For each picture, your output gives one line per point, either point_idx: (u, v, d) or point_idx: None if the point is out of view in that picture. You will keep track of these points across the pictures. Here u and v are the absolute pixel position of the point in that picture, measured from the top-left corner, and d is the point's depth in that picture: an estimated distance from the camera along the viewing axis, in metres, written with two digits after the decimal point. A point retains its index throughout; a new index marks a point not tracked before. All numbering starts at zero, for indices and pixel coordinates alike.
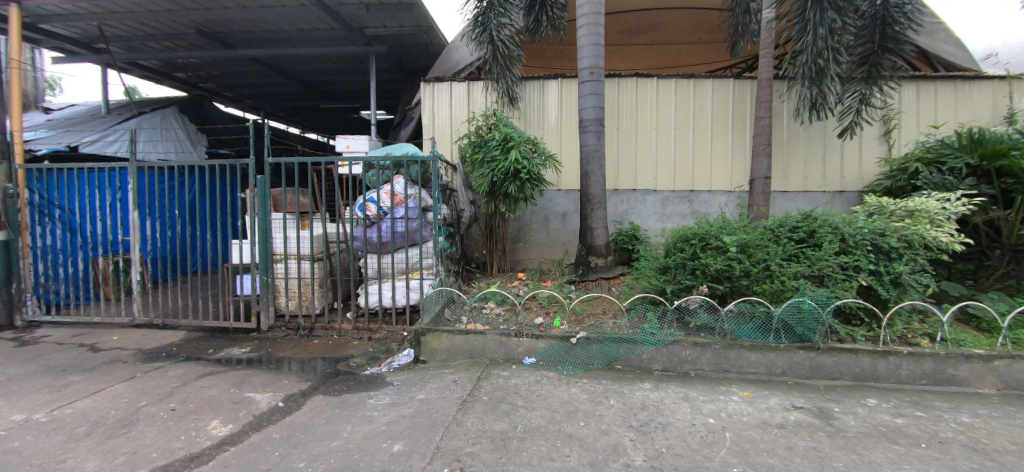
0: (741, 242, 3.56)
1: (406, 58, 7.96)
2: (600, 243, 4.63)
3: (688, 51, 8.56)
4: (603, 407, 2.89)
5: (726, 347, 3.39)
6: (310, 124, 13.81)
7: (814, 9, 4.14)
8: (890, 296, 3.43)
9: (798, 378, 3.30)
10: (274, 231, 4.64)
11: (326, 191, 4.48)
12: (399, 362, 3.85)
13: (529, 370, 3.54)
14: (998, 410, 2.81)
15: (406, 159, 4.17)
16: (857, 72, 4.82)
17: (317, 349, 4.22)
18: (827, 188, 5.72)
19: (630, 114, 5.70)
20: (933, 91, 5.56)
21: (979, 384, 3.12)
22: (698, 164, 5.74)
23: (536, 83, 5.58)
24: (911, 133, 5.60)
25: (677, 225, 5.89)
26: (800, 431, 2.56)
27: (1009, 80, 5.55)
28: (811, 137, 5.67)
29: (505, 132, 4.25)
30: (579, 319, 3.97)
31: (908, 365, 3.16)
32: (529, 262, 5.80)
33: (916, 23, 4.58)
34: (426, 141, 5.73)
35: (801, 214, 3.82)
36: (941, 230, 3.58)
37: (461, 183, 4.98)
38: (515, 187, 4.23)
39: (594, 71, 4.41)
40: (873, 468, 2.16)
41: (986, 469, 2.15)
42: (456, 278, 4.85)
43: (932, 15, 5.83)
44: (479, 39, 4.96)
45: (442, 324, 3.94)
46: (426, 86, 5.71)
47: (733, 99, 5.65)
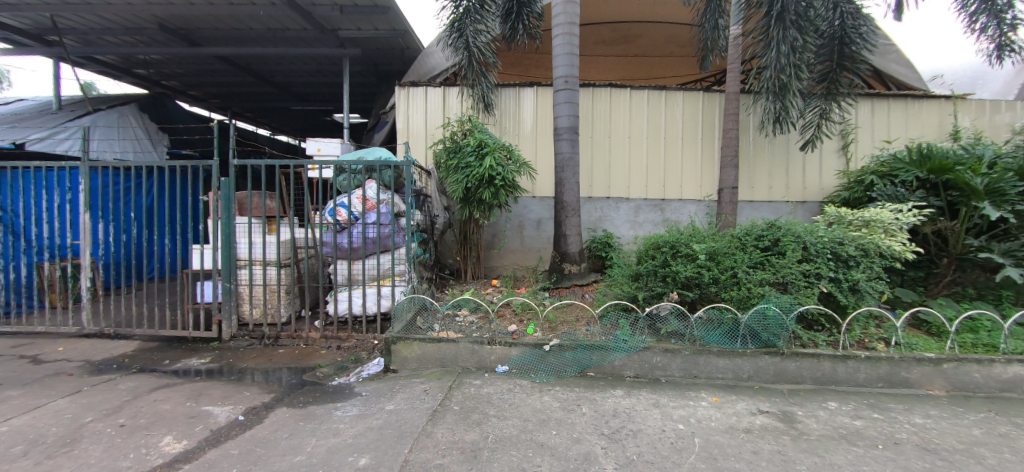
0: (710, 250, 3.64)
1: (381, 62, 7.87)
2: (574, 250, 4.64)
3: (660, 65, 8.82)
4: (575, 415, 2.88)
5: (695, 353, 3.44)
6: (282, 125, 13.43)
7: (777, 27, 4.31)
8: (848, 302, 3.56)
9: (763, 383, 3.37)
10: (239, 236, 4.46)
11: (293, 195, 4.32)
12: (369, 371, 3.73)
13: (502, 378, 3.49)
14: (947, 410, 2.95)
15: (379, 163, 4.05)
16: (817, 88, 5.06)
17: (281, 359, 4.05)
18: (789, 198, 5.96)
19: (604, 123, 5.79)
20: (886, 108, 5.89)
21: (930, 386, 3.27)
22: (669, 173, 5.87)
23: (511, 90, 5.60)
24: (866, 147, 5.90)
25: (649, 233, 6.00)
26: (766, 435, 2.62)
27: (954, 100, 5.93)
28: (775, 149, 5.90)
29: (480, 138, 4.23)
30: (552, 326, 3.95)
31: (865, 368, 3.29)
32: (503, 269, 5.76)
33: (870, 44, 4.82)
34: (400, 146, 5.65)
35: (766, 223, 3.91)
36: (895, 240, 3.75)
37: (436, 189, 4.93)
38: (489, 194, 4.20)
39: (568, 80, 4.46)
40: (833, 469, 2.23)
41: (937, 469, 2.25)
42: (429, 284, 4.75)
43: (885, 37, 6.20)
44: (455, 44, 4.95)
45: (413, 332, 3.84)
46: (401, 90, 5.64)
47: (703, 111, 5.83)
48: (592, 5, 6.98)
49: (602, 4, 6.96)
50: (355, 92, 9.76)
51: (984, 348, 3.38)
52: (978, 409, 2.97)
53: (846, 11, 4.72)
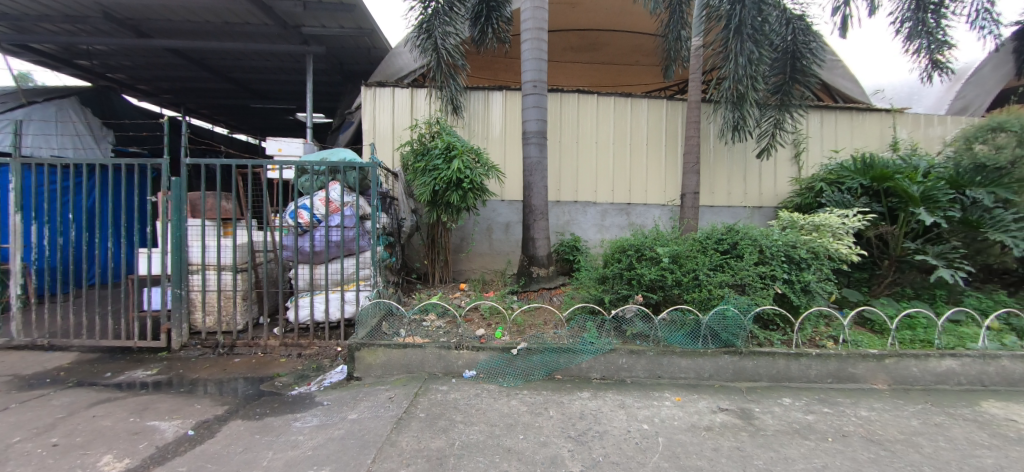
0: (672, 253, 3.74)
1: (347, 61, 7.69)
2: (542, 254, 4.66)
3: (625, 73, 9.07)
4: (542, 418, 2.87)
5: (659, 354, 3.51)
6: (242, 123, 12.86)
7: (735, 40, 4.51)
8: (800, 303, 3.74)
9: (723, 381, 3.49)
10: (190, 239, 4.23)
11: (250, 196, 4.13)
12: (331, 380, 3.60)
13: (469, 383, 3.45)
14: (889, 403, 3.15)
15: (343, 164, 3.93)
16: (772, 99, 5.32)
17: (237, 368, 3.84)
18: (747, 203, 6.23)
19: (573, 128, 5.87)
20: (833, 120, 6.28)
21: (874, 380, 3.47)
22: (635, 178, 6.02)
23: (480, 93, 5.59)
24: (816, 157, 6.26)
25: (615, 236, 6.12)
26: (725, 432, 2.70)
27: (894, 114, 6.38)
28: (733, 156, 6.17)
29: (448, 141, 4.19)
30: (520, 329, 3.94)
31: (816, 365, 3.46)
32: (471, 272, 5.72)
33: (819, 59, 5.12)
34: (366, 147, 5.52)
35: (725, 227, 4.06)
36: (842, 243, 3.98)
37: (403, 191, 4.84)
38: (457, 197, 4.16)
39: (536, 84, 4.49)
40: (788, 464, 2.33)
41: (881, 460, 2.39)
42: (395, 289, 4.65)
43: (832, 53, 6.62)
44: (424, 45, 4.90)
45: (378, 338, 3.72)
46: (367, 90, 5.53)
47: (666, 118, 6.03)
48: (560, 11, 7.10)
49: (570, 11, 7.09)
50: (321, 91, 9.49)
51: (921, 344, 3.63)
52: (916, 401, 3.18)
53: (797, 27, 5.00)
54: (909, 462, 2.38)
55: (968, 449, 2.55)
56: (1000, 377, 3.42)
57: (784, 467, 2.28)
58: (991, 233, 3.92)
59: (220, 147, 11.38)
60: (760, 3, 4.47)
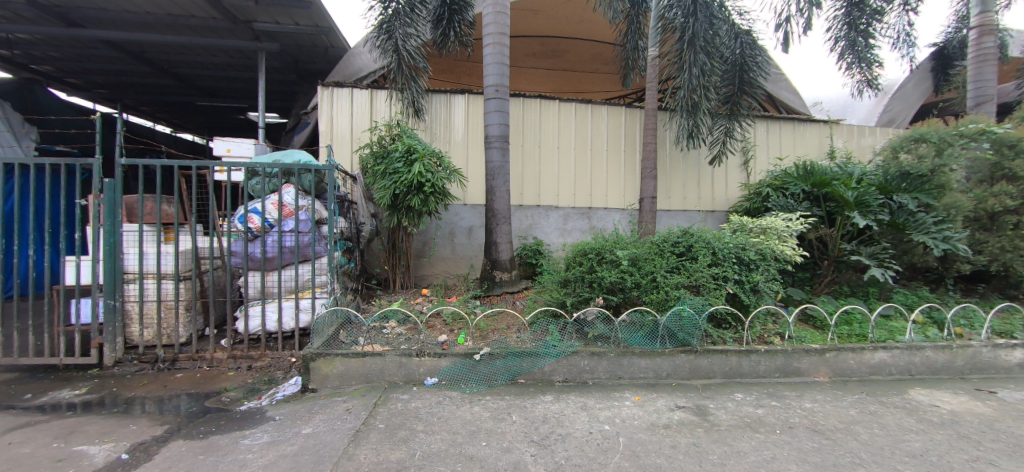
0: (631, 256, 3.83)
1: (304, 59, 7.43)
2: (505, 258, 4.65)
3: (587, 80, 9.30)
4: (505, 423, 2.85)
5: (619, 355, 3.58)
6: (189, 122, 12.08)
7: (689, 52, 4.72)
8: (750, 302, 3.93)
9: (680, 380, 3.60)
10: (126, 245, 3.90)
11: (194, 199, 3.87)
12: (284, 392, 3.42)
13: (431, 391, 3.37)
14: (830, 394, 3.36)
15: (297, 166, 3.76)
16: (722, 109, 5.60)
17: (180, 384, 3.58)
18: (701, 208, 6.51)
19: (536, 132, 5.93)
20: (778, 129, 6.69)
21: (817, 373, 3.68)
22: (596, 183, 6.15)
23: (442, 96, 5.54)
24: (763, 164, 6.64)
25: (577, 240, 6.21)
26: (682, 429, 2.78)
27: (831, 125, 6.89)
28: (688, 163, 6.43)
29: (409, 144, 4.11)
30: (483, 334, 3.90)
31: (765, 361, 3.64)
32: (434, 277, 5.62)
33: (765, 72, 5.45)
34: (322, 149, 5.33)
35: (681, 230, 4.19)
36: (786, 245, 4.24)
37: (362, 195, 4.71)
38: (418, 201, 4.09)
39: (499, 89, 4.51)
40: (740, 457, 2.43)
41: (823, 449, 2.54)
42: (354, 296, 4.50)
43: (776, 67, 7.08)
44: (384, 46, 4.82)
45: (335, 348, 3.58)
46: (325, 90, 5.35)
47: (626, 125, 6.22)
48: (522, 18, 7.19)
49: (532, 18, 7.19)
50: (277, 90, 9.11)
51: (857, 337, 3.90)
52: (854, 392, 3.41)
53: (745, 42, 5.31)
54: (849, 449, 2.55)
55: (898, 434, 2.76)
56: (925, 367, 3.73)
57: (737, 460, 2.38)
58: (916, 236, 4.28)
59: (160, 147, 10.68)
60: (711, 17, 4.72)
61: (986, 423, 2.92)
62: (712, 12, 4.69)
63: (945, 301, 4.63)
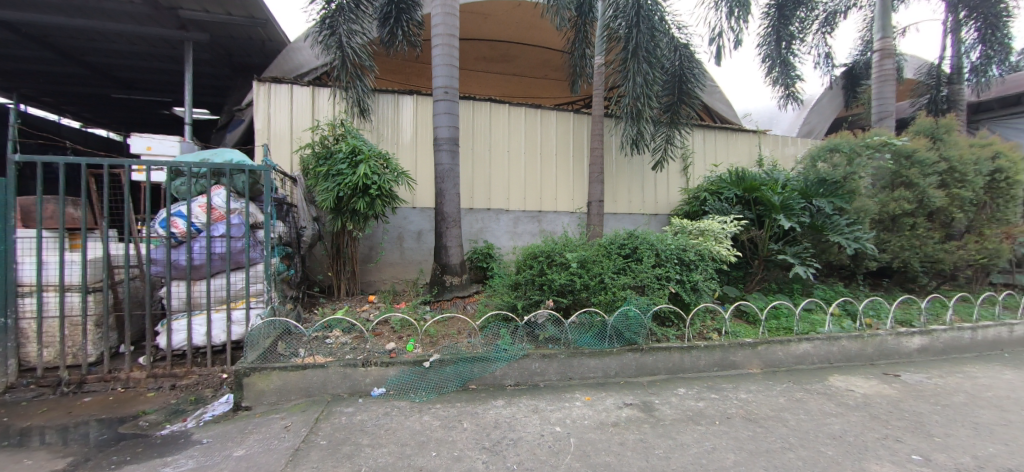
0: (580, 258, 3.91)
1: (238, 52, 6.96)
2: (455, 262, 4.58)
3: (537, 86, 9.46)
4: (456, 431, 2.78)
5: (569, 356, 3.62)
6: (104, 115, 10.88)
7: (633, 61, 4.93)
8: (690, 300, 4.14)
9: (627, 377, 3.71)
10: (21, 254, 3.42)
11: (107, 201, 3.47)
12: (213, 412, 3.14)
13: (378, 402, 3.23)
14: (762, 384, 3.61)
15: (228, 166, 3.49)
16: (664, 117, 5.89)
17: (89, 409, 3.18)
18: (645, 211, 6.80)
19: (488, 135, 5.92)
20: (713, 138, 7.15)
21: (750, 366, 3.94)
22: (547, 187, 6.25)
23: (390, 96, 5.40)
24: (700, 170, 7.06)
25: (527, 243, 6.27)
26: (630, 426, 2.86)
27: (759, 135, 7.46)
28: (633, 168, 6.70)
29: (353, 144, 3.95)
30: (433, 340, 3.81)
31: (704, 356, 3.83)
32: (382, 283, 5.44)
33: (701, 84, 5.81)
34: (258, 148, 4.99)
35: (627, 232, 4.35)
36: (722, 246, 4.51)
37: (303, 197, 4.46)
38: (363, 204, 3.93)
39: (448, 91, 4.45)
40: (684, 449, 2.54)
41: (757, 437, 2.71)
42: (294, 304, 4.25)
43: (711, 79, 7.59)
44: (327, 42, 4.62)
45: (272, 361, 3.34)
46: (261, 86, 5.03)
47: (575, 131, 6.39)
48: (472, 21, 7.18)
49: (482, 22, 7.21)
50: (209, 84, 8.45)
51: (784, 330, 4.23)
52: (783, 381, 3.68)
53: (683, 54, 5.60)
54: (779, 435, 2.73)
55: (821, 418, 3.00)
56: (842, 355, 4.10)
57: (680, 453, 2.48)
58: (833, 236, 4.70)
59: (63, 142, 9.58)
60: (652, 30, 4.97)
61: (893, 404, 3.25)
62: (653, 24, 4.94)
63: (857, 295, 5.15)
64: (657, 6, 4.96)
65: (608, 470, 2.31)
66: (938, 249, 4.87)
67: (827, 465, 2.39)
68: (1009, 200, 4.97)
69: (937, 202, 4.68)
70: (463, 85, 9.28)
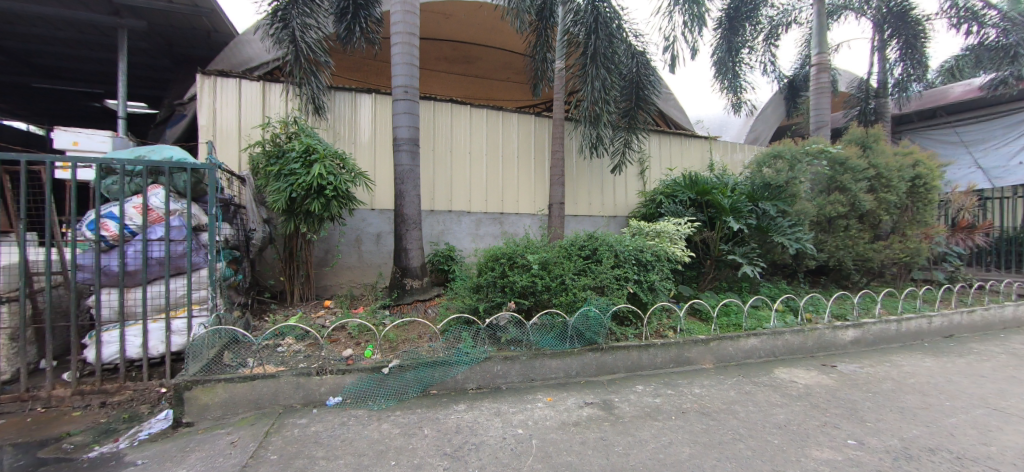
0: (541, 260, 3.96)
1: (180, 42, 6.53)
2: (416, 264, 4.50)
3: (498, 88, 9.50)
4: (416, 439, 2.72)
5: (531, 358, 3.64)
6: (20, 106, 9.80)
7: (592, 67, 5.08)
8: (647, 300, 4.28)
9: (588, 377, 3.78)
10: None
11: (24, 201, 3.14)
12: (150, 431, 2.90)
13: (333, 411, 3.11)
14: (714, 379, 3.78)
15: (167, 163, 3.24)
16: (623, 122, 6.06)
17: (1, 433, 2.85)
18: (604, 213, 6.97)
19: (449, 136, 5.87)
20: (668, 143, 7.44)
21: (703, 361, 4.11)
22: (509, 189, 6.28)
23: (347, 94, 5.24)
24: (656, 173, 7.33)
25: (489, 245, 6.26)
26: (591, 425, 2.91)
27: (710, 141, 7.84)
28: (593, 171, 6.85)
29: (307, 143, 3.80)
30: (393, 345, 3.72)
31: (660, 353, 3.97)
32: (338, 288, 5.25)
33: (657, 91, 6.03)
34: (201, 145, 4.69)
35: (587, 234, 4.44)
36: (676, 247, 4.70)
37: (253, 198, 4.23)
38: (318, 205, 3.78)
39: (408, 90, 4.37)
40: (642, 445, 2.61)
41: (710, 430, 2.83)
42: (242, 311, 4.03)
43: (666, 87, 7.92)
44: (278, 36, 4.42)
45: (217, 372, 3.15)
46: (205, 79, 4.73)
47: (537, 134, 6.47)
48: (433, 21, 7.10)
49: (444, 22, 7.16)
50: (147, 75, 7.85)
51: (734, 327, 4.46)
52: (733, 375, 3.87)
53: (640, 61, 5.79)
54: (731, 427, 2.87)
55: (767, 409, 3.19)
56: (786, 349, 4.38)
57: (639, 449, 2.55)
58: (777, 237, 5.01)
59: None
60: (610, 36, 5.13)
61: (830, 393, 3.50)
62: (611, 31, 5.10)
63: (798, 292, 5.51)
64: (615, 14, 5.12)
65: (568, 470, 2.34)
66: (868, 248, 5.31)
67: (774, 453, 2.53)
68: (926, 203, 5.49)
69: (866, 205, 5.10)
70: (425, 84, 9.16)
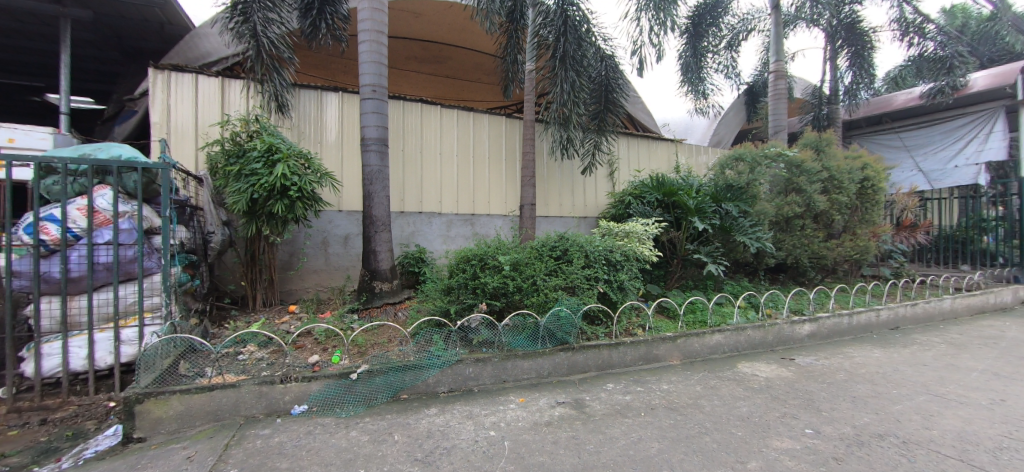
0: (512, 261, 3.96)
1: (131, 34, 6.16)
2: (385, 267, 4.42)
3: (469, 89, 9.48)
4: (386, 445, 2.67)
5: (503, 359, 3.65)
6: None
7: (561, 69, 5.14)
8: (617, 299, 4.37)
9: (559, 376, 3.81)
10: None
11: None
12: (97, 448, 2.68)
13: (299, 420, 3.01)
14: (681, 375, 3.89)
15: (115, 162, 3.04)
16: (592, 124, 6.15)
17: None
18: (575, 214, 7.06)
19: (419, 137, 5.80)
20: (636, 146, 7.62)
21: (671, 358, 4.23)
22: (480, 190, 6.27)
23: (312, 92, 5.09)
24: (624, 175, 7.49)
25: (460, 246, 6.22)
26: (563, 424, 2.93)
27: (676, 144, 8.09)
28: (563, 172, 6.93)
29: (269, 142, 3.67)
30: (362, 350, 3.64)
31: (630, 351, 4.05)
32: (303, 292, 5.09)
33: (626, 94, 6.16)
34: (154, 143, 4.45)
35: (557, 235, 4.50)
36: (644, 247, 4.81)
37: (211, 199, 4.01)
38: (281, 207, 3.65)
39: (376, 89, 4.29)
40: (613, 442, 2.66)
41: (677, 425, 2.92)
42: (200, 319, 3.84)
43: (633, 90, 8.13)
44: (238, 31, 4.25)
45: (172, 384, 2.98)
46: (158, 74, 4.49)
47: (508, 136, 6.49)
48: (402, 20, 7.04)
49: (413, 21, 7.10)
50: (93, 68, 7.36)
51: (700, 324, 4.61)
52: (699, 371, 4.00)
53: (609, 65, 5.89)
54: (697, 421, 2.97)
55: (731, 402, 3.31)
56: (748, 344, 4.56)
57: (609, 446, 2.59)
58: (740, 236, 5.21)
59: None
60: (580, 39, 5.21)
61: (789, 385, 3.68)
62: (580, 34, 5.18)
63: (758, 289, 5.76)
64: (584, 18, 5.20)
65: (540, 470, 2.35)
66: (822, 246, 5.61)
67: (737, 445, 2.63)
68: (874, 204, 5.85)
69: (820, 206, 5.39)
70: (395, 84, 9.04)
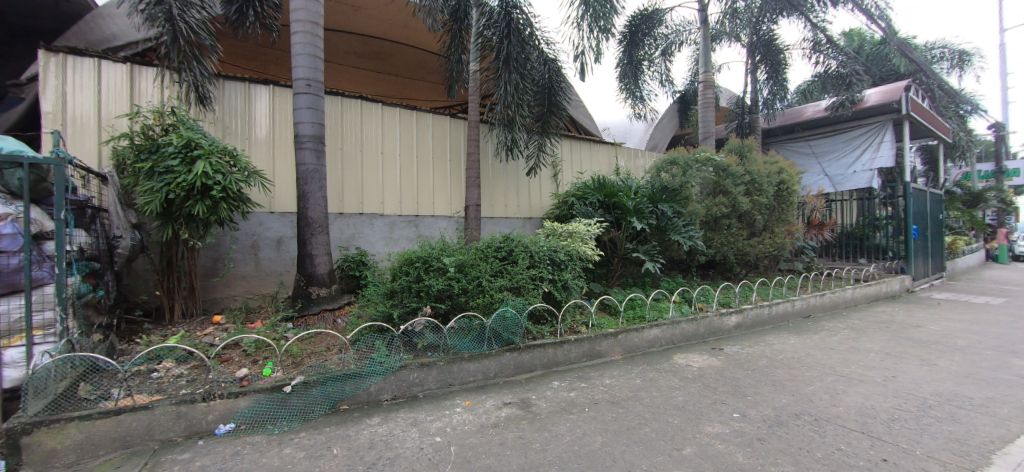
0: (457, 263, 3.94)
1: None
2: (322, 271, 4.22)
3: (412, 87, 9.29)
4: (324, 460, 2.55)
5: (449, 363, 3.61)
6: None
7: (505, 71, 5.18)
8: (560, 298, 4.49)
9: (506, 377, 3.85)
10: None
11: None
12: None
13: (224, 441, 2.78)
14: (623, 369, 4.08)
15: None
16: (536, 126, 6.25)
17: None
18: (520, 215, 7.16)
19: (360, 135, 5.58)
20: (578, 148, 7.86)
21: (613, 353, 4.42)
22: (425, 191, 6.17)
23: (239, 84, 4.73)
24: (567, 176, 7.71)
25: (404, 249, 6.07)
26: (509, 425, 2.96)
27: (616, 147, 8.45)
28: (509, 173, 6.99)
29: (188, 137, 3.37)
30: (297, 361, 3.45)
31: (574, 349, 4.18)
32: (230, 300, 4.72)
33: (569, 97, 6.32)
34: (46, 136, 3.92)
35: (502, 236, 4.55)
36: (586, 246, 4.97)
37: (117, 200, 3.59)
38: (203, 207, 3.36)
39: (311, 84, 4.07)
40: (557, 440, 2.73)
41: (618, 417, 3.06)
42: (104, 334, 3.45)
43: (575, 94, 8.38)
44: (151, 13, 3.84)
45: (69, 410, 2.64)
46: (51, 57, 3.95)
47: (453, 136, 6.45)
48: (340, 12, 6.79)
49: (351, 14, 6.87)
50: None
51: (639, 319, 4.85)
52: (638, 364, 4.22)
53: (552, 68, 6.01)
54: (637, 413, 3.12)
55: (668, 393, 3.52)
56: (682, 336, 4.88)
57: (555, 444, 2.66)
58: (674, 235, 5.56)
59: None
60: (523, 42, 5.28)
61: (718, 373, 3.98)
62: (524, 38, 5.27)
63: (691, 284, 6.19)
64: (527, 21, 5.29)
65: None
66: (745, 244, 6.14)
67: (673, 433, 2.80)
68: (788, 205, 6.47)
69: (743, 207, 5.89)
70: (333, 79, 8.67)
